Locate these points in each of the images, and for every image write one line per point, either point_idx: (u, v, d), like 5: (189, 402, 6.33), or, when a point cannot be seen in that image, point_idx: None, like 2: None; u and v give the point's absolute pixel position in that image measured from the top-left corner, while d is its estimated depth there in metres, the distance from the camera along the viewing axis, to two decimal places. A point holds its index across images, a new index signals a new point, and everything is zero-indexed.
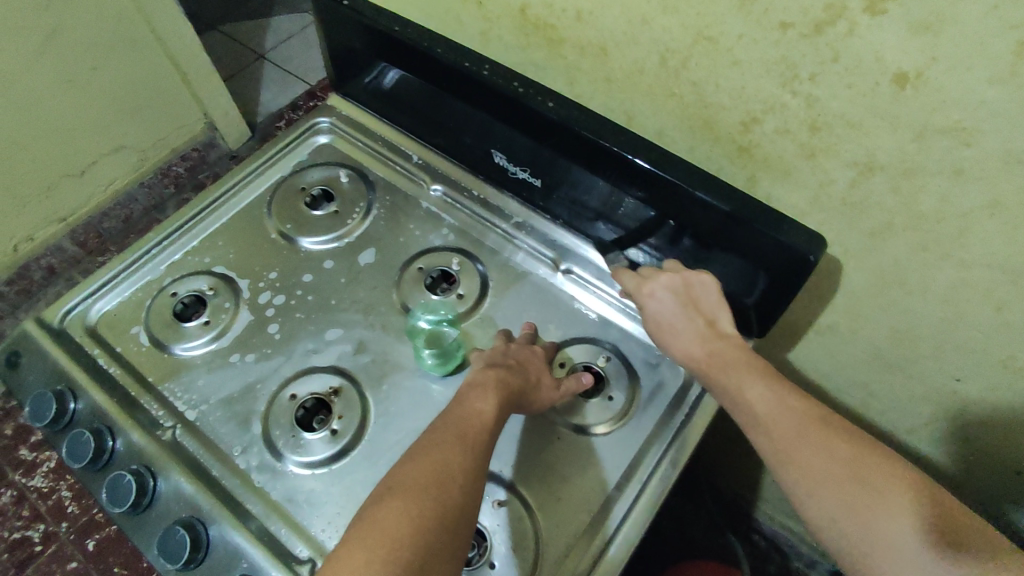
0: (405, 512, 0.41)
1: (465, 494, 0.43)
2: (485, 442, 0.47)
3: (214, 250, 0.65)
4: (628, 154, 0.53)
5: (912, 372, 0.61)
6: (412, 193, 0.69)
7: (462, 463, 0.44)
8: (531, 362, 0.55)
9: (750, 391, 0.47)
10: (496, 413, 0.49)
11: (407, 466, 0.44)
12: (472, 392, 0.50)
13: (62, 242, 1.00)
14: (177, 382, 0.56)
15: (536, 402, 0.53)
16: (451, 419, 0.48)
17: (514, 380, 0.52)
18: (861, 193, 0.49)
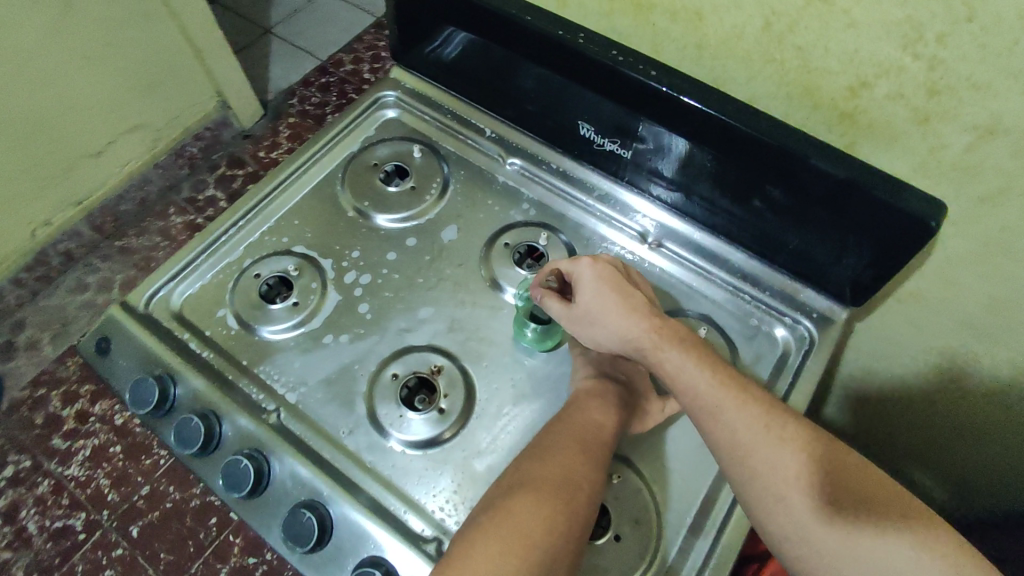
0: (536, 513, 0.42)
1: (589, 504, 0.44)
2: (607, 452, 0.48)
3: (292, 229, 0.63)
4: (739, 124, 0.51)
5: (999, 338, 0.61)
6: (487, 167, 0.67)
7: (586, 471, 0.46)
8: (637, 376, 0.55)
9: (685, 376, 0.47)
10: (612, 425, 0.50)
11: (533, 468, 0.45)
12: (588, 399, 0.51)
13: (80, 227, 0.87)
14: (272, 364, 0.55)
15: (642, 420, 0.53)
16: (570, 426, 0.49)
17: (623, 398, 0.52)
18: (976, 157, 0.49)
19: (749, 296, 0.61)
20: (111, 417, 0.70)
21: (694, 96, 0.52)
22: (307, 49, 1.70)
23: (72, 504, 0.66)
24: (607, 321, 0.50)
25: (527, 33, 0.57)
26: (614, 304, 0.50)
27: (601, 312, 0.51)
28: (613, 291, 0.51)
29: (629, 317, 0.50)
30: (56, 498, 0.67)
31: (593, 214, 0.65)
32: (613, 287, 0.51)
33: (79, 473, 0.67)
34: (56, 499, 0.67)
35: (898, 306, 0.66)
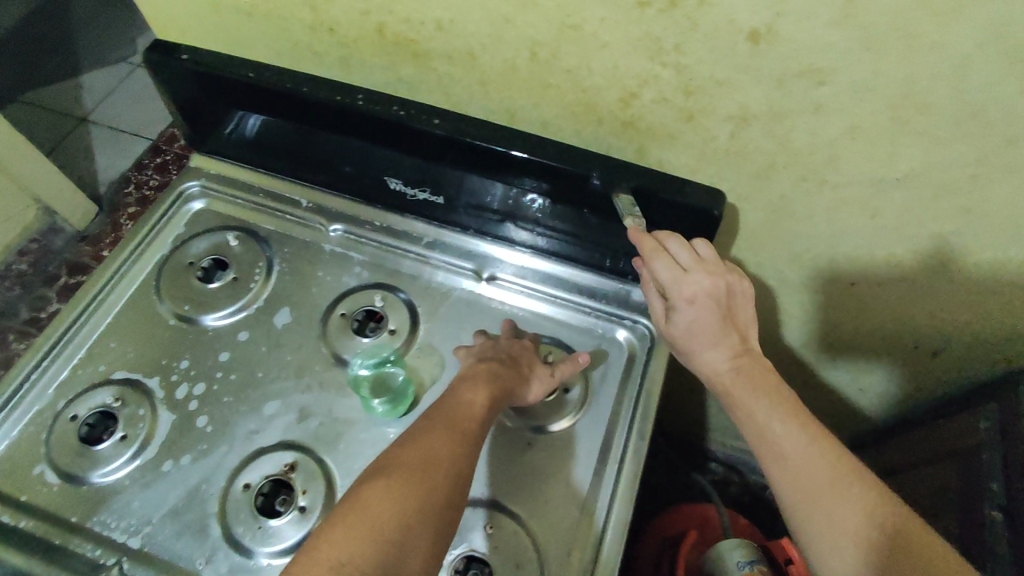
0: (395, 488, 0.43)
1: (452, 482, 0.45)
2: (477, 431, 0.49)
3: (108, 354, 0.58)
4: (527, 155, 0.53)
5: (814, 286, 0.68)
6: (311, 238, 0.65)
7: (451, 452, 0.46)
8: (519, 351, 0.56)
9: (765, 427, 0.49)
10: (489, 404, 0.51)
11: (401, 449, 0.46)
12: (464, 383, 0.52)
13: None
14: (108, 511, 0.50)
15: (530, 393, 0.54)
16: (443, 410, 0.50)
17: (507, 370, 0.53)
18: (741, 142, 0.53)
19: (589, 307, 0.62)
20: None
21: (483, 137, 0.54)
22: (132, 131, 1.59)
23: None
24: (698, 348, 0.53)
25: (312, 104, 0.57)
26: (705, 330, 0.53)
27: (695, 322, 0.53)
28: (704, 296, 0.52)
29: (717, 344, 0.53)
30: None
31: (425, 261, 0.64)
32: (715, 310, 0.52)
33: None
34: None
35: None
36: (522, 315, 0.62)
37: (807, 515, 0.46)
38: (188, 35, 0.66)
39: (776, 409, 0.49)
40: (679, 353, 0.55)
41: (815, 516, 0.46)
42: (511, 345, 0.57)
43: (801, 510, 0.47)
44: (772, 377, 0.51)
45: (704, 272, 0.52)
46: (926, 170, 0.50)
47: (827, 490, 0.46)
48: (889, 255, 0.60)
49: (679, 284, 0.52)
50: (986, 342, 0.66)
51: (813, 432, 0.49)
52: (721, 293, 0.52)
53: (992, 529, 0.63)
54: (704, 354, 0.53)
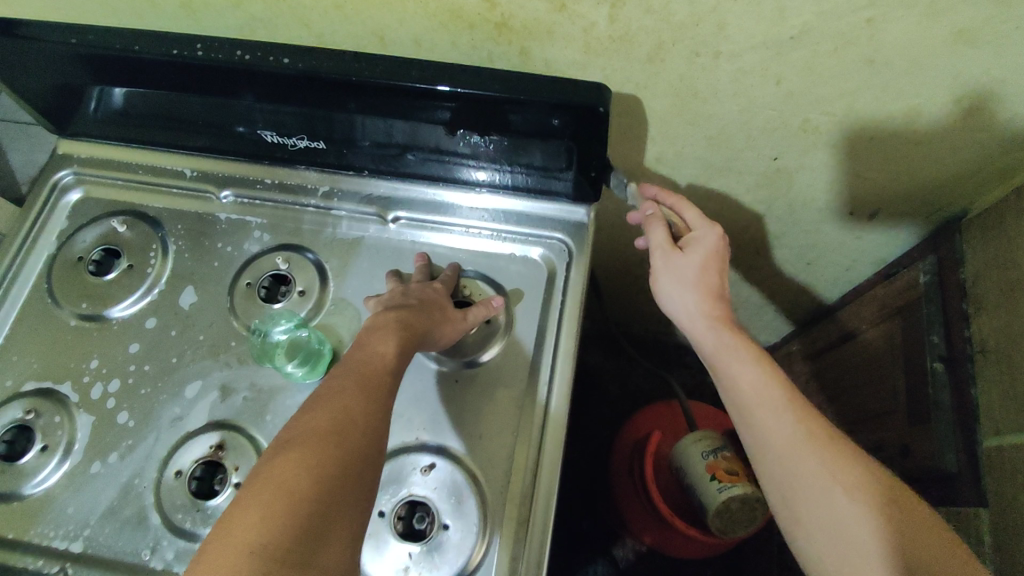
0: (306, 459, 0.40)
1: (369, 438, 0.43)
2: (390, 383, 0.47)
3: (13, 368, 0.56)
4: (390, 80, 0.48)
5: (738, 168, 0.64)
6: (203, 210, 0.61)
7: (364, 408, 0.44)
8: (429, 294, 0.53)
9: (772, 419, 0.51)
10: (400, 351, 0.48)
11: (308, 414, 0.43)
12: (375, 333, 0.49)
13: None
14: (45, 521, 0.50)
15: (443, 339, 0.51)
16: (353, 365, 0.47)
17: (420, 312, 0.51)
18: (622, 25, 0.49)
19: (503, 232, 0.59)
20: None
21: (337, 69, 0.48)
22: None
23: None
24: (685, 289, 0.56)
25: (149, 64, 0.51)
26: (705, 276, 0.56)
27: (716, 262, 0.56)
28: (716, 247, 0.56)
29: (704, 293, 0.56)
30: None
31: (325, 212, 0.60)
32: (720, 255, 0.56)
33: None
34: None
35: (653, 173, 0.67)
36: (436, 251, 0.59)
37: (791, 475, 0.49)
38: (11, 5, 0.59)
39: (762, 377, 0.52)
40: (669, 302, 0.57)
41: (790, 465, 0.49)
42: (422, 288, 0.53)
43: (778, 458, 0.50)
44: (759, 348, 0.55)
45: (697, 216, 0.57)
46: (818, 23, 0.46)
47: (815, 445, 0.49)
48: (804, 120, 0.56)
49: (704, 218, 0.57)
50: (917, 196, 0.63)
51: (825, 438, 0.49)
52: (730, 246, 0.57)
53: (935, 379, 0.63)
54: (669, 294, 0.57)
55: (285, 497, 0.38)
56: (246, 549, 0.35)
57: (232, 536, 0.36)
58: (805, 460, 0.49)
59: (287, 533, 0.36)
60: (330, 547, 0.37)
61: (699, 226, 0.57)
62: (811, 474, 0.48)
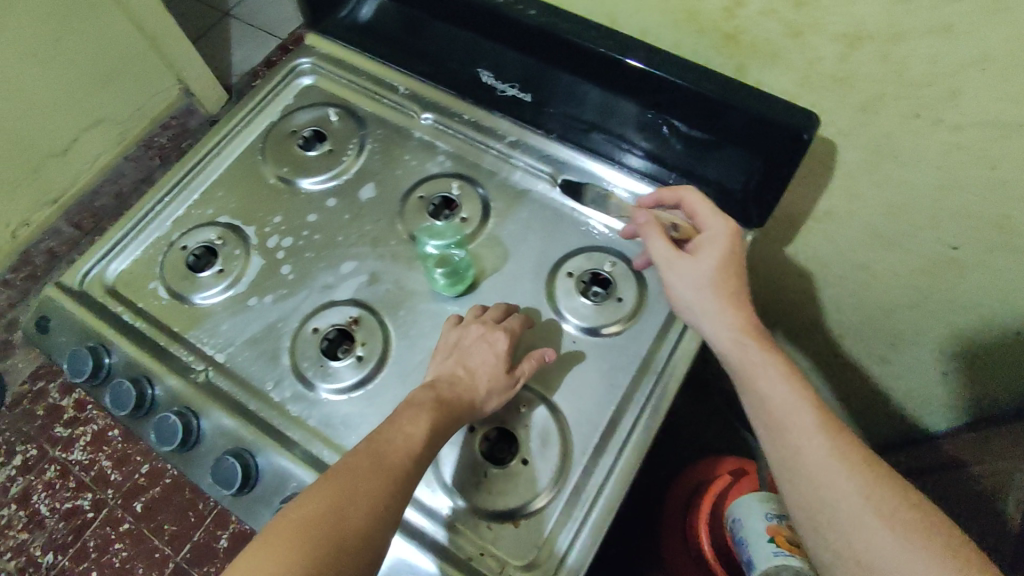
0: (292, 552, 0.39)
1: (369, 528, 0.42)
2: (407, 468, 0.45)
3: (216, 201, 0.65)
4: (616, 54, 0.52)
5: (908, 247, 0.62)
6: (403, 124, 0.68)
7: (371, 494, 0.43)
8: (480, 357, 0.52)
9: (795, 424, 0.47)
10: (427, 433, 0.47)
11: (310, 494, 0.42)
12: (405, 410, 0.49)
13: (59, 224, 0.97)
14: (202, 328, 0.58)
15: (484, 412, 0.52)
16: (376, 443, 0.46)
17: (458, 387, 0.51)
18: (850, 65, 0.49)
19: None
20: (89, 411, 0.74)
21: (576, 32, 0.53)
22: (268, 31, 1.74)
23: (77, 486, 0.70)
24: (693, 291, 0.53)
25: None
26: (722, 270, 0.53)
27: (727, 255, 0.53)
28: (727, 241, 0.54)
29: (718, 292, 0.52)
30: (64, 482, 0.71)
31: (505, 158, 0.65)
32: (732, 244, 0.54)
33: (81, 456, 0.72)
34: (64, 483, 0.71)
35: (817, 225, 0.67)
36: (592, 224, 0.62)
37: (830, 501, 0.45)
38: None
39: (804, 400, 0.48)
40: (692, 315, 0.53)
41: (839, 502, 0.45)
42: (477, 349, 0.53)
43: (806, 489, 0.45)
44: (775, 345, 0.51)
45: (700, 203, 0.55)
46: None
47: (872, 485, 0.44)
48: (1003, 216, 0.54)
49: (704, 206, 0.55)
50: None
51: (844, 455, 0.46)
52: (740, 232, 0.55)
53: None
54: (678, 291, 0.54)
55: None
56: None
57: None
58: (835, 483, 0.45)
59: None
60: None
61: (702, 219, 0.55)
62: (843, 500, 0.44)
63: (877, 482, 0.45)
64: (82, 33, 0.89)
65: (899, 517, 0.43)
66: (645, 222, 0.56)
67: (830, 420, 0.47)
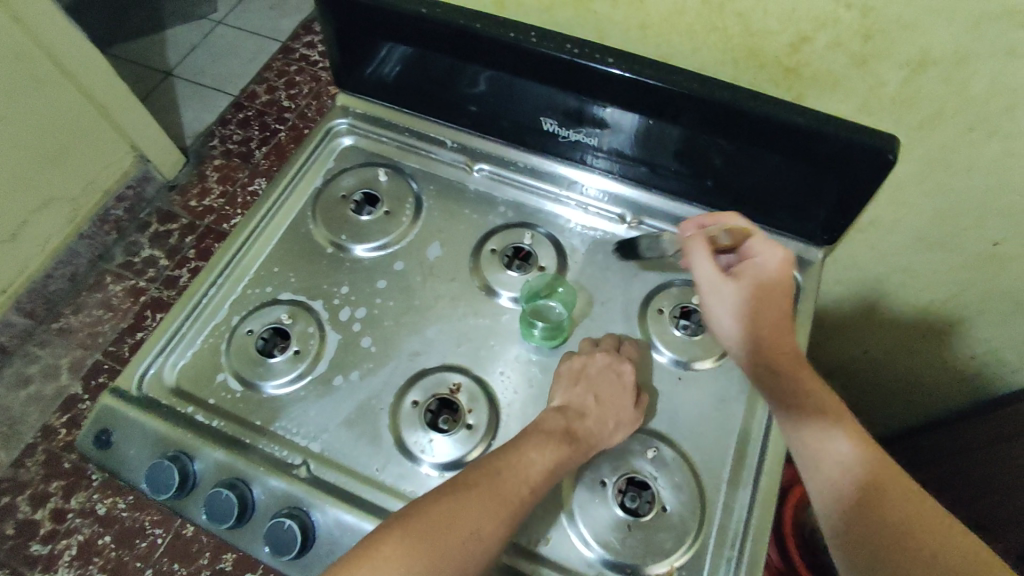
0: (403, 554, 0.41)
1: (471, 550, 0.43)
2: (522, 505, 0.46)
3: (273, 277, 0.61)
4: (703, 95, 0.52)
5: (949, 247, 0.67)
6: (457, 178, 0.67)
7: (482, 520, 0.44)
8: (612, 391, 0.53)
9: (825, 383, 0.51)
10: (549, 472, 0.48)
11: (431, 502, 0.44)
12: (534, 437, 0.49)
13: (11, 317, 1.12)
14: (288, 418, 0.54)
15: (613, 438, 0.52)
16: (499, 466, 0.47)
17: (589, 422, 0.51)
18: (911, 90, 0.53)
19: None
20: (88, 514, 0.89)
21: (659, 76, 0.53)
22: (215, 87, 1.67)
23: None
24: (768, 301, 0.53)
25: (481, 41, 0.56)
26: (718, 297, 0.54)
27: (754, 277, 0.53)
28: (754, 262, 0.53)
29: (735, 316, 0.53)
30: None
31: (570, 203, 0.65)
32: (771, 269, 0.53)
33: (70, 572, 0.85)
34: None
35: (860, 235, 0.71)
36: (668, 260, 0.63)
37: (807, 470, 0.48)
38: None
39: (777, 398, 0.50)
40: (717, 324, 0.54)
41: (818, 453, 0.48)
42: (605, 377, 0.53)
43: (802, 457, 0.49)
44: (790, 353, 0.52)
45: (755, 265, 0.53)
46: None
47: (817, 443, 0.48)
48: None
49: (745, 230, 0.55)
50: None
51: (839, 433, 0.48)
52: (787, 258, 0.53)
53: None
54: (715, 314, 0.54)
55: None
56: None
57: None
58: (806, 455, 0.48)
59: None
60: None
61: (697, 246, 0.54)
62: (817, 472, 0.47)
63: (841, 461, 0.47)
64: (37, 104, 1.02)
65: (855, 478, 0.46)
66: (686, 233, 0.55)
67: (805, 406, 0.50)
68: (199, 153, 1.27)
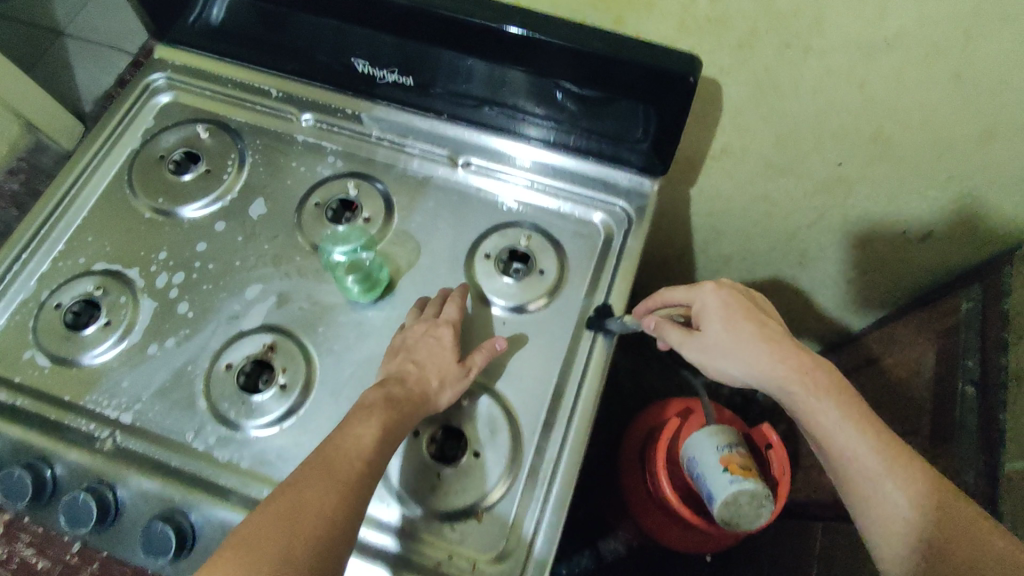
0: (242, 565, 0.37)
1: (326, 533, 0.40)
2: (363, 474, 0.43)
3: (87, 247, 0.58)
4: (494, 23, 0.48)
5: (799, 171, 0.66)
6: (283, 129, 0.63)
7: (322, 504, 0.41)
8: (428, 351, 0.51)
9: (837, 435, 0.49)
10: (380, 435, 0.45)
11: (257, 516, 0.40)
12: (356, 410, 0.46)
13: None
14: (99, 390, 0.52)
15: (435, 405, 0.49)
16: (325, 453, 0.44)
17: (410, 385, 0.49)
18: (720, 6, 0.50)
19: (569, 192, 0.60)
20: None
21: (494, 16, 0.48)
22: (112, 47, 1.57)
23: None
24: (737, 354, 0.51)
25: None
26: (742, 316, 0.52)
27: (740, 343, 0.51)
28: (714, 303, 0.53)
29: (756, 347, 0.51)
30: None
31: (400, 149, 0.62)
32: (747, 325, 0.51)
33: None
34: None
35: (716, 164, 0.69)
36: (501, 201, 0.60)
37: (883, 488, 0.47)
38: None
39: (848, 416, 0.49)
40: (718, 366, 0.52)
41: (872, 494, 0.48)
42: (423, 344, 0.51)
43: (874, 474, 0.48)
44: (828, 371, 0.51)
45: (721, 298, 0.53)
46: (916, 28, 0.47)
47: (855, 431, 0.49)
48: (878, 129, 0.57)
49: (696, 297, 0.54)
50: (972, 224, 0.63)
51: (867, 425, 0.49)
52: (742, 291, 0.54)
53: (964, 401, 0.63)
54: (727, 364, 0.52)
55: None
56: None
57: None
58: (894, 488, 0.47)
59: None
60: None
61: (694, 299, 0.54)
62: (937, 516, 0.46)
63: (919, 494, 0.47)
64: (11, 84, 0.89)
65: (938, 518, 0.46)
66: (653, 322, 0.53)
67: (864, 410, 0.50)
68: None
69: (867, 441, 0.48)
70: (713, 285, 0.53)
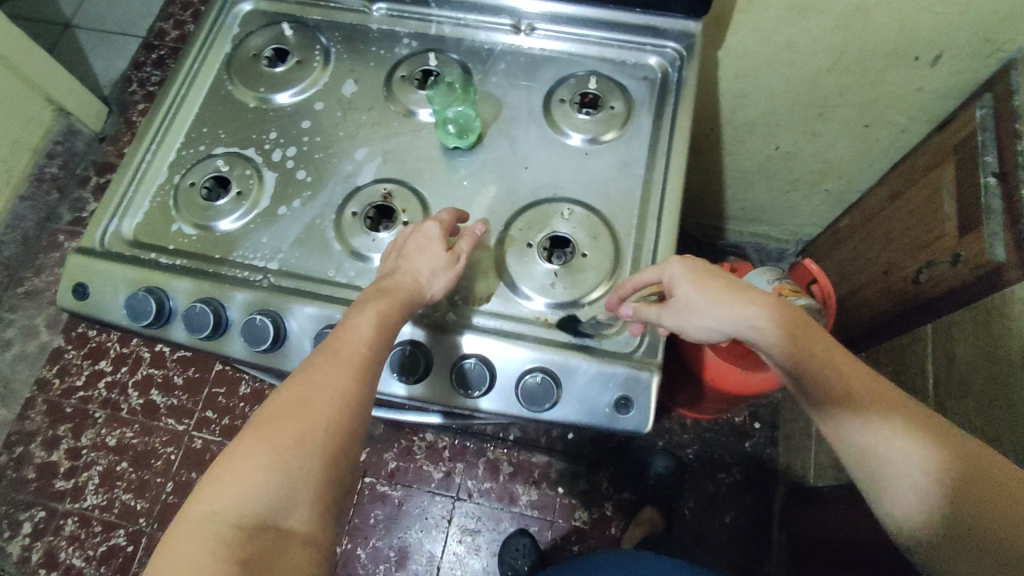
0: (266, 437, 0.43)
1: (336, 414, 0.45)
2: (371, 357, 0.48)
3: (205, 136, 0.65)
4: None
5: (820, 9, 0.72)
6: (358, 21, 0.70)
7: (333, 388, 0.46)
8: (416, 248, 0.54)
9: (836, 389, 0.49)
10: (378, 324, 0.50)
11: (277, 396, 0.45)
12: (354, 307, 0.51)
13: None
14: (245, 247, 0.60)
15: (429, 295, 0.53)
16: (330, 342, 0.49)
17: (403, 281, 0.52)
18: None
19: (624, 42, 0.67)
20: (109, 462, 1.20)
21: None
22: (119, 31, 1.60)
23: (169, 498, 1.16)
24: (715, 310, 0.52)
25: None
26: (712, 278, 0.53)
27: (723, 302, 0.52)
28: (683, 274, 0.53)
29: (735, 298, 0.52)
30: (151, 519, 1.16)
31: (466, 24, 0.69)
32: (716, 286, 0.52)
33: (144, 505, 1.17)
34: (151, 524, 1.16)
35: (744, 16, 0.75)
36: (564, 58, 0.68)
37: (878, 443, 0.46)
38: None
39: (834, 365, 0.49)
40: (704, 329, 0.52)
41: (878, 445, 0.46)
42: (413, 240, 0.55)
43: (866, 427, 0.47)
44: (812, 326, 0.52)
45: (689, 263, 0.54)
46: None
47: (844, 382, 0.49)
48: None
49: (666, 272, 0.54)
50: (979, 33, 0.71)
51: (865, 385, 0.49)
52: (701, 256, 0.56)
53: (987, 190, 0.71)
54: (707, 320, 0.52)
55: (245, 478, 0.41)
56: (205, 518, 0.40)
57: (192, 512, 0.40)
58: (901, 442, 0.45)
59: (264, 499, 0.41)
60: (296, 512, 0.41)
61: (663, 271, 0.54)
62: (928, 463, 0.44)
63: (936, 445, 0.45)
64: None
65: (939, 461, 0.44)
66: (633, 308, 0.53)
67: (839, 359, 0.50)
68: (120, 100, 1.45)
69: (869, 397, 0.48)
70: (680, 257, 0.54)
